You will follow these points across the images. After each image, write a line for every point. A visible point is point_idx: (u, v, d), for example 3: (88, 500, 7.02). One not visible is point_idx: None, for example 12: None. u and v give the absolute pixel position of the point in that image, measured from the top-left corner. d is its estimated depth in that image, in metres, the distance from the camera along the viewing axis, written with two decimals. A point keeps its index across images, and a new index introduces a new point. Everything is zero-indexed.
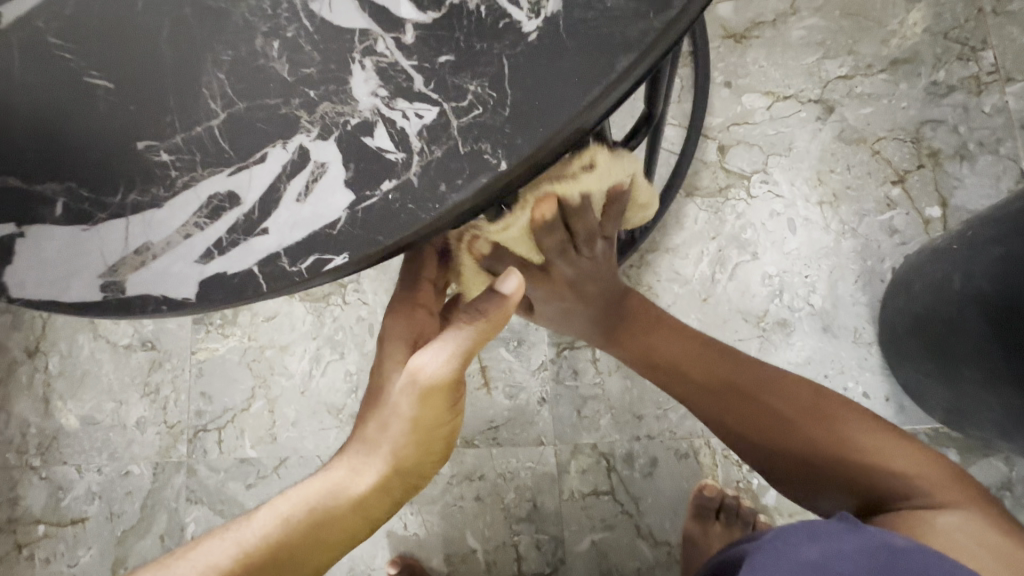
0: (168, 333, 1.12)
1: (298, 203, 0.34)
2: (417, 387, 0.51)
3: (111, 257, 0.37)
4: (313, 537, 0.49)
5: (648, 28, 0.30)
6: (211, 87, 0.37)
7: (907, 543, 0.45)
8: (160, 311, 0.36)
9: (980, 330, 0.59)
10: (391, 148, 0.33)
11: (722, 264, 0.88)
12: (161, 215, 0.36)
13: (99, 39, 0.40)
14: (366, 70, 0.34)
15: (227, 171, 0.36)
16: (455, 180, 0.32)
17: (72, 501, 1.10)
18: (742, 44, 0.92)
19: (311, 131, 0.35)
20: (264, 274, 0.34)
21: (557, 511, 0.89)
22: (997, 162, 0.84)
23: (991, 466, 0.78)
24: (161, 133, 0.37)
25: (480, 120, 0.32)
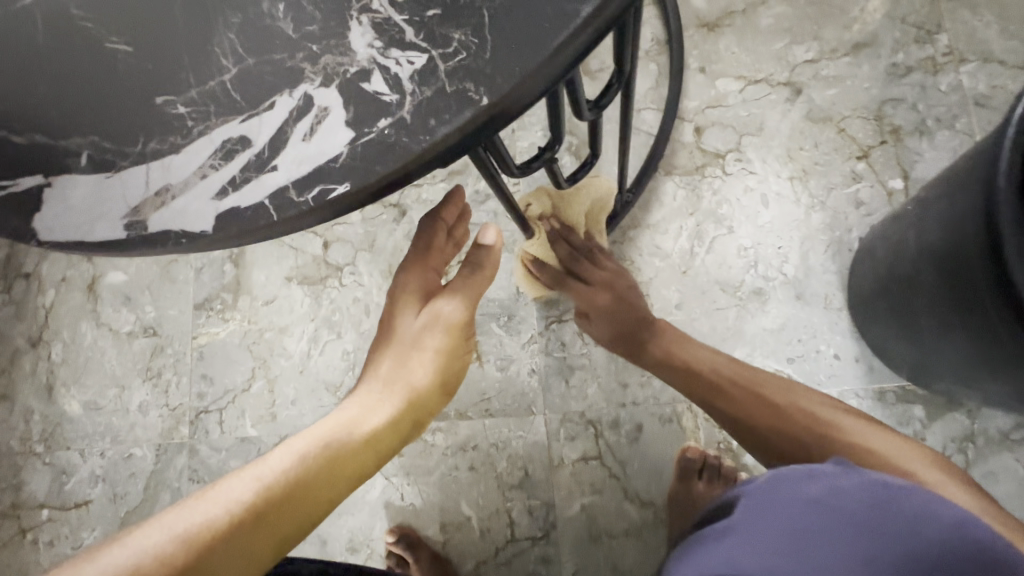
0: (169, 319, 1.16)
1: (304, 142, 0.38)
2: (439, 324, 0.72)
3: (134, 200, 0.41)
4: (331, 470, 0.59)
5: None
6: (222, 47, 0.41)
7: (905, 483, 0.48)
8: (179, 245, 0.40)
9: (929, 280, 0.64)
10: (386, 91, 0.38)
11: (700, 238, 0.93)
12: (180, 160, 0.41)
13: (120, 10, 0.44)
14: (363, 25, 0.39)
15: (239, 118, 0.40)
16: (443, 115, 0.36)
17: (76, 485, 1.12)
18: (715, 31, 0.98)
19: (315, 81, 0.39)
20: (275, 205, 0.38)
21: (548, 477, 0.93)
22: (953, 136, 0.89)
23: (955, 420, 0.82)
24: (177, 89, 0.42)
25: (464, 63, 0.36)
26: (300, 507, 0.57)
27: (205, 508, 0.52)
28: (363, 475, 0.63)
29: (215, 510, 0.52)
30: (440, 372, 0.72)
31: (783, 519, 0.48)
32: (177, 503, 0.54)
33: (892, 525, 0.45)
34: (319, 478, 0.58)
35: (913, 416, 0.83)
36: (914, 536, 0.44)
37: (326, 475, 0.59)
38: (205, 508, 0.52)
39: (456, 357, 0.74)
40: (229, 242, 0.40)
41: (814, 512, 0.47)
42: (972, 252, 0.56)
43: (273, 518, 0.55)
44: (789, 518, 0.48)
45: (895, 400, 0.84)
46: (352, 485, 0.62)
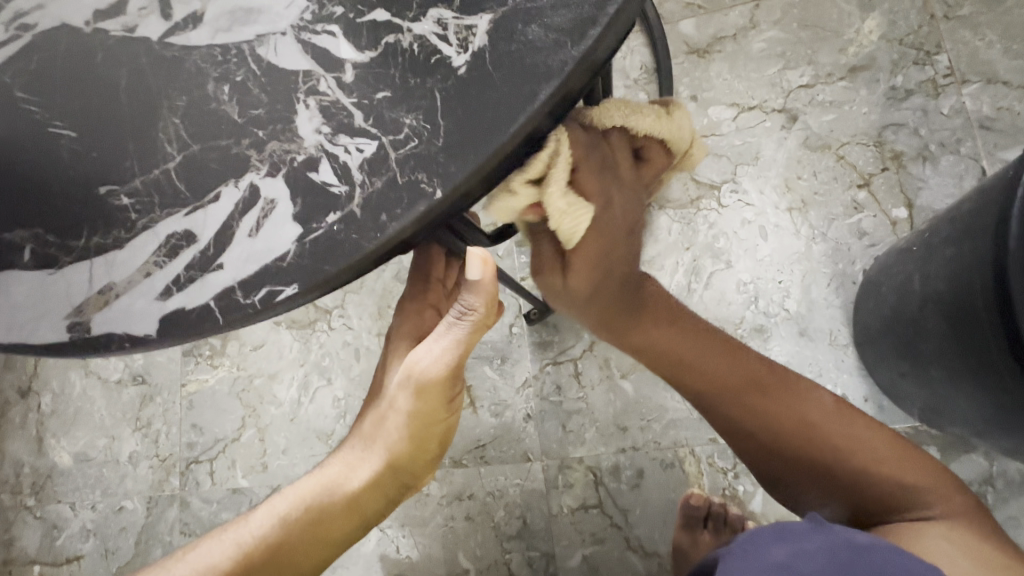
0: (158, 366, 1.13)
1: (250, 238, 0.38)
2: (411, 384, 0.56)
3: (76, 299, 0.40)
4: (311, 536, 0.55)
5: (567, 57, 0.34)
6: (167, 132, 0.40)
7: (870, 541, 0.47)
8: (122, 348, 0.40)
9: (937, 329, 0.61)
10: (335, 182, 0.37)
11: (697, 273, 0.89)
12: (123, 256, 0.40)
13: (63, 93, 0.42)
14: (310, 108, 0.38)
15: (183, 211, 0.39)
16: (394, 210, 0.36)
17: (67, 540, 1.10)
18: (705, 58, 0.95)
19: (261, 169, 0.38)
20: (220, 307, 0.38)
21: (547, 527, 0.89)
22: (959, 161, 0.85)
23: (973, 463, 0.78)
24: (121, 178, 0.40)
25: (415, 151, 0.36)
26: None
27: (183, 569, 0.53)
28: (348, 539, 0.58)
29: (190, 572, 0.53)
30: (422, 437, 0.57)
31: None
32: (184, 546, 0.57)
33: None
34: (299, 543, 0.55)
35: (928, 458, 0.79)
36: None
37: (307, 539, 0.55)
38: (182, 570, 0.53)
39: (439, 419, 0.58)
40: (175, 342, 0.39)
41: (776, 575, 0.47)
42: (984, 307, 0.52)
43: None
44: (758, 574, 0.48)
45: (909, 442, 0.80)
46: (342, 546, 0.57)
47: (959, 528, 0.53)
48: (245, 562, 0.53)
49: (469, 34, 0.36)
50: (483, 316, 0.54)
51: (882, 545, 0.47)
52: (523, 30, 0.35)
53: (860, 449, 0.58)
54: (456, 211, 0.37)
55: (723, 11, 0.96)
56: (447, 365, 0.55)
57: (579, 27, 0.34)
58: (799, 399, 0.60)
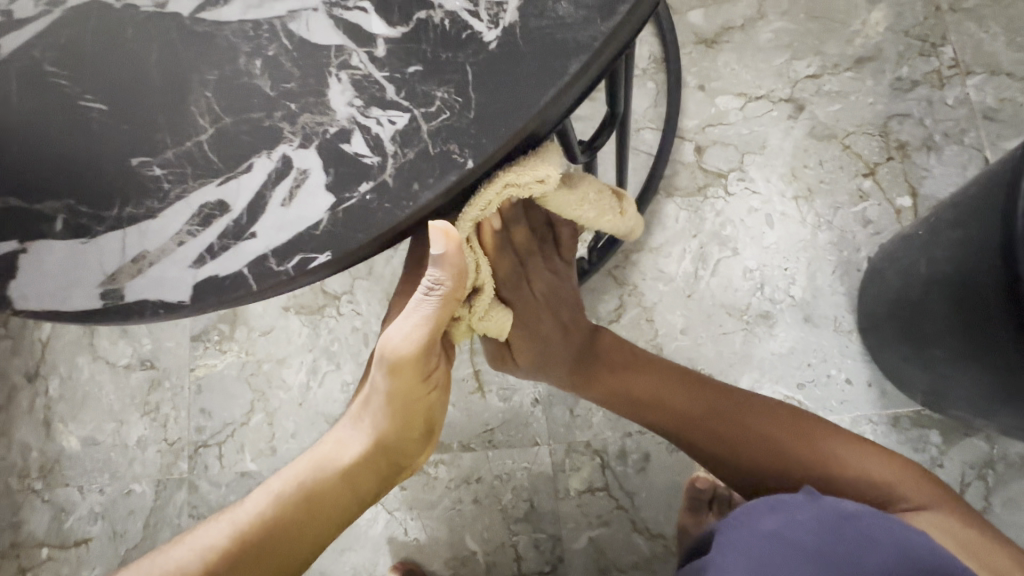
0: (166, 351, 1.14)
1: (283, 207, 0.39)
2: (385, 362, 0.55)
3: (109, 267, 0.41)
4: (307, 513, 0.58)
5: (596, 33, 0.35)
6: (198, 105, 0.41)
7: (857, 509, 0.49)
8: (156, 315, 0.41)
9: (939, 311, 0.62)
10: (367, 153, 0.38)
11: (704, 260, 0.90)
12: (156, 225, 0.40)
13: (94, 66, 0.43)
14: (342, 82, 0.39)
15: (216, 181, 0.40)
16: (426, 179, 0.37)
17: (75, 523, 1.10)
18: (713, 48, 0.96)
19: (293, 141, 0.39)
20: (254, 274, 0.39)
21: (554, 509, 0.90)
22: (962, 151, 0.87)
23: (974, 446, 0.80)
24: (154, 149, 0.41)
25: (447, 123, 0.37)
26: (274, 556, 0.56)
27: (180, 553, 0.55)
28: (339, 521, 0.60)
29: (187, 555, 0.55)
30: (404, 416, 0.59)
31: (739, 553, 0.49)
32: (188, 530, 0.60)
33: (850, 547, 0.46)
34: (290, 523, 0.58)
35: (929, 441, 0.81)
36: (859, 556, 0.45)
37: (302, 518, 0.58)
38: (179, 554, 0.55)
39: (417, 398, 0.58)
40: (207, 310, 0.40)
41: (771, 546, 0.48)
42: (990, 289, 0.53)
43: (246, 563, 0.55)
44: (753, 547, 0.48)
45: (911, 426, 0.81)
46: (337, 525, 0.60)
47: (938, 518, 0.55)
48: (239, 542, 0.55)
49: (499, 10, 0.37)
50: (450, 290, 0.49)
51: (870, 513, 0.49)
52: (553, 7, 0.36)
53: (828, 457, 0.61)
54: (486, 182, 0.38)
55: (731, 1, 0.96)
56: (419, 341, 0.53)
57: (607, 5, 0.36)
58: (756, 413, 0.65)
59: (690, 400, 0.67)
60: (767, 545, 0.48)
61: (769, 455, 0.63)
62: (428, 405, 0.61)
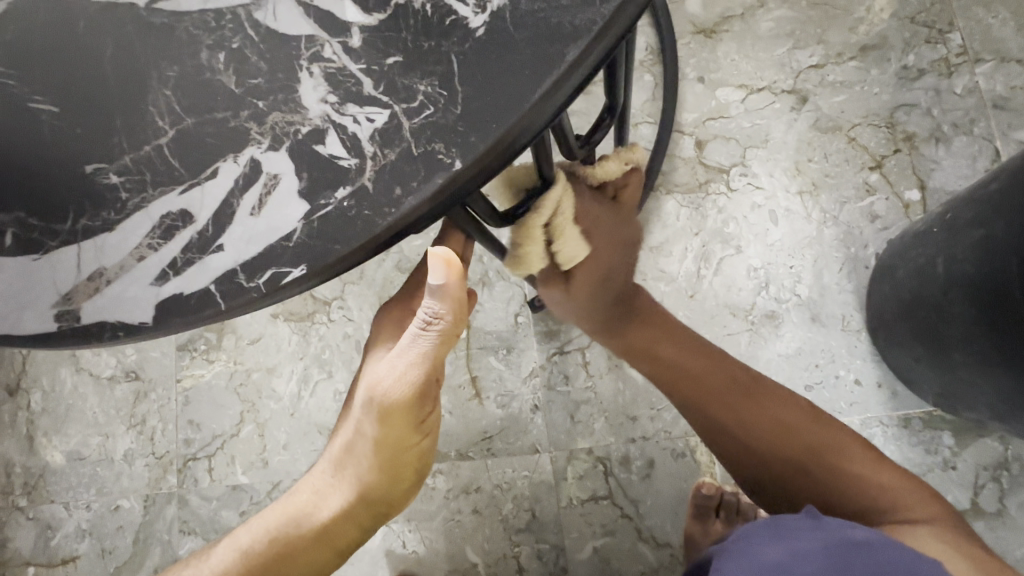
0: (152, 361, 1.10)
1: (251, 217, 0.36)
2: (375, 406, 0.52)
3: (64, 286, 0.38)
4: (283, 562, 0.58)
5: (595, 15, 0.32)
6: (158, 104, 0.37)
7: (866, 536, 0.47)
8: (115, 338, 0.37)
9: (963, 313, 0.60)
10: (344, 155, 0.35)
11: (707, 259, 0.87)
12: (113, 239, 0.37)
13: (42, 64, 0.39)
14: (314, 76, 0.36)
15: (178, 189, 0.36)
16: (410, 183, 0.34)
17: (61, 540, 1.07)
18: (712, 38, 0.92)
19: (262, 143, 0.36)
20: (222, 292, 0.36)
21: (556, 518, 0.88)
22: (972, 142, 0.84)
23: (987, 447, 0.78)
24: (110, 155, 0.37)
25: (431, 119, 0.34)
26: None
27: None
28: (317, 568, 0.60)
29: None
30: (390, 465, 0.56)
31: None
32: (189, 559, 0.64)
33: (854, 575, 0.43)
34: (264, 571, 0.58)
35: (941, 443, 0.78)
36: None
37: (282, 563, 0.58)
38: None
39: (407, 445, 0.56)
40: (173, 331, 0.37)
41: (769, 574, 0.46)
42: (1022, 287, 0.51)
43: None
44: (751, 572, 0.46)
45: (922, 427, 0.79)
46: (315, 570, 0.60)
47: (946, 531, 0.53)
48: None
49: None
50: (449, 325, 0.49)
51: (880, 542, 0.46)
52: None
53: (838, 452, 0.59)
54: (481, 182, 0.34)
55: None
56: (410, 384, 0.51)
57: None
58: (778, 394, 0.62)
59: (707, 368, 0.63)
60: (764, 572, 0.46)
61: (783, 443, 0.59)
62: (419, 451, 0.59)
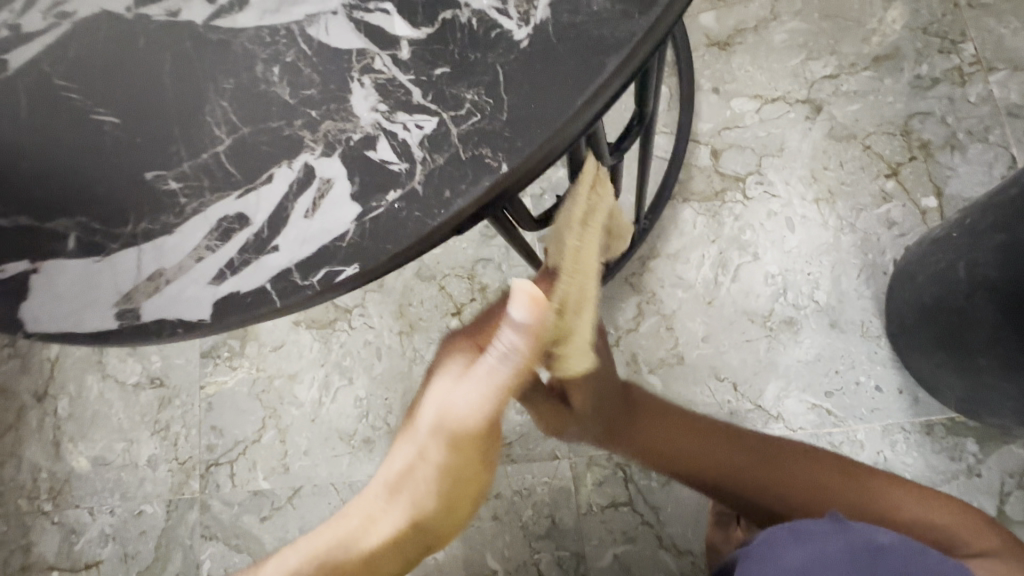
0: (176, 368, 1.12)
1: (305, 219, 0.38)
2: (443, 434, 0.46)
3: (124, 286, 0.40)
4: None
5: (634, 27, 0.34)
6: (215, 115, 0.40)
7: (890, 540, 0.48)
8: (175, 334, 0.40)
9: (986, 317, 0.60)
10: (394, 160, 0.37)
11: (724, 266, 0.88)
12: (173, 241, 0.40)
13: (104, 79, 0.42)
14: (365, 87, 0.38)
15: (234, 194, 0.39)
16: (458, 186, 0.36)
17: (85, 545, 1.08)
18: (726, 51, 0.94)
19: (315, 150, 0.38)
20: (277, 290, 0.38)
21: (576, 525, 0.88)
22: (988, 149, 0.85)
23: (1012, 453, 0.77)
24: (169, 162, 0.40)
25: (478, 126, 0.36)
26: None
27: None
28: None
29: None
30: (449, 500, 0.48)
31: None
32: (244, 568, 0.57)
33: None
34: None
35: (965, 449, 0.78)
36: None
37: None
38: None
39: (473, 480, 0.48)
40: (229, 328, 0.39)
41: None
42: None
43: None
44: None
45: (945, 433, 0.79)
46: None
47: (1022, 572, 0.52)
48: None
49: (529, 7, 0.36)
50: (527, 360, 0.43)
51: (902, 546, 0.47)
52: (586, 2, 0.35)
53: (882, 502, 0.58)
54: (520, 188, 0.36)
55: (743, 3, 0.95)
56: (484, 416, 0.44)
57: None
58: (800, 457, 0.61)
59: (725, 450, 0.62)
60: None
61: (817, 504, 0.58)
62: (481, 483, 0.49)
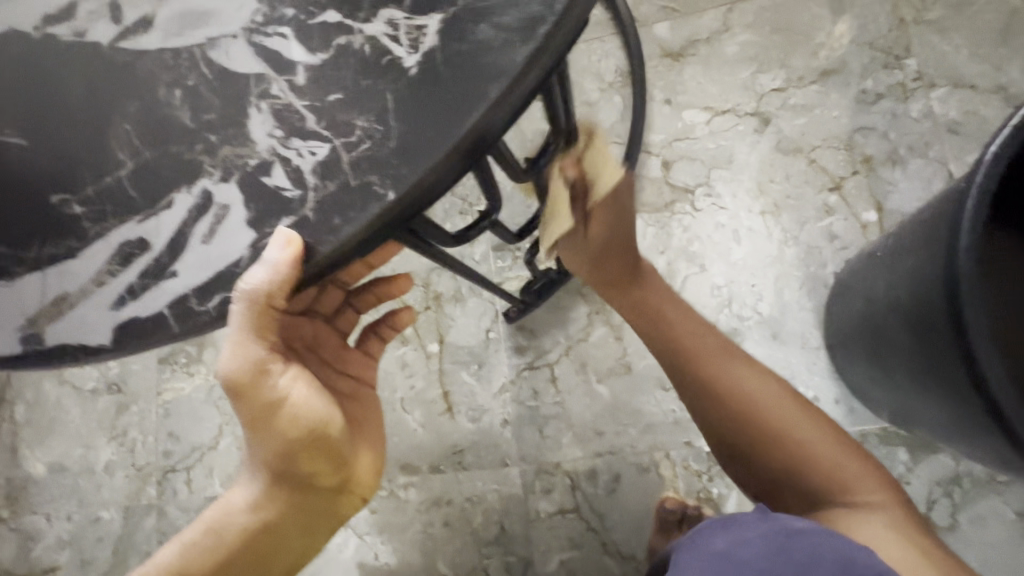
0: (134, 374, 1.12)
1: (203, 244, 0.40)
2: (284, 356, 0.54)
3: (31, 308, 0.43)
4: (260, 529, 0.61)
5: (514, 58, 0.35)
6: (118, 139, 0.42)
7: (806, 526, 0.48)
8: (80, 357, 0.42)
9: (899, 336, 0.62)
10: (288, 186, 0.39)
11: (672, 277, 0.89)
12: (78, 265, 0.42)
13: (14, 104, 0.44)
14: (262, 112, 0.40)
15: (136, 219, 0.41)
16: (347, 212, 0.38)
17: (42, 551, 1.08)
18: (679, 62, 0.95)
19: (213, 174, 0.40)
20: (175, 315, 0.40)
21: (524, 532, 0.89)
22: (927, 165, 0.86)
23: (940, 462, 0.79)
24: (75, 186, 0.42)
25: (366, 153, 0.38)
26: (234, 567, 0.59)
27: None
28: (289, 522, 0.61)
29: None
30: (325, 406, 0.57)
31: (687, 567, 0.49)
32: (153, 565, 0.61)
33: (790, 560, 0.45)
34: (247, 539, 0.60)
35: (896, 458, 0.80)
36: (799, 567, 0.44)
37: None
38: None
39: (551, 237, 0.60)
40: (131, 352, 0.41)
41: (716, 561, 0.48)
42: (943, 331, 0.52)
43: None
44: (704, 565, 0.48)
45: (878, 442, 0.81)
46: (284, 523, 0.61)
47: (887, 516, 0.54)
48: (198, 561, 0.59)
49: (420, 34, 0.37)
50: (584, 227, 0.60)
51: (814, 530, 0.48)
52: (472, 31, 0.37)
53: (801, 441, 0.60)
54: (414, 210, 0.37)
55: (696, 14, 0.96)
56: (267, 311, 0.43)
57: (527, 29, 0.35)
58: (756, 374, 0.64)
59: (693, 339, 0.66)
60: (712, 561, 0.48)
61: (753, 429, 0.61)
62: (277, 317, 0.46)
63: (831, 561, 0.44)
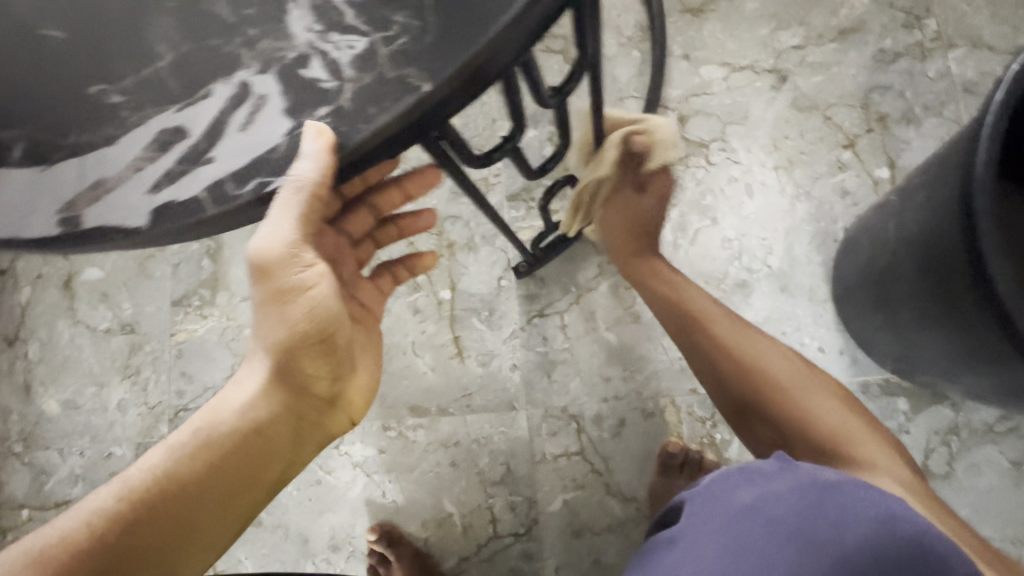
0: (147, 316, 1.14)
1: (242, 131, 0.40)
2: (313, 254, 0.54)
3: (67, 193, 0.42)
4: (250, 447, 0.57)
5: None
6: (159, 31, 0.41)
7: (835, 477, 0.49)
8: (113, 240, 0.41)
9: (908, 271, 0.63)
10: (325, 77, 0.39)
11: (684, 229, 0.90)
12: (115, 153, 0.41)
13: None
14: (300, 7, 0.39)
15: (175, 108, 0.40)
16: (383, 103, 0.37)
17: (55, 485, 1.11)
18: (698, 17, 0.95)
19: (252, 67, 0.39)
20: (210, 198, 0.39)
21: (530, 474, 0.91)
22: (941, 124, 0.87)
23: (939, 413, 0.81)
24: (112, 77, 0.41)
25: (404, 47, 0.37)
26: (212, 491, 0.54)
27: (63, 523, 0.49)
28: (279, 439, 0.59)
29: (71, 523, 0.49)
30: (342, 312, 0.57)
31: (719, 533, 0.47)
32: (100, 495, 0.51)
33: (827, 516, 0.45)
34: (231, 456, 0.56)
35: (896, 408, 0.82)
36: (837, 525, 0.44)
37: (225, 491, 0.55)
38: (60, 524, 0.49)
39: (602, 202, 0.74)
40: (162, 237, 0.41)
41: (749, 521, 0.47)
42: (958, 268, 0.54)
43: (172, 507, 0.52)
44: (733, 526, 0.47)
45: (879, 392, 0.83)
46: (276, 439, 0.59)
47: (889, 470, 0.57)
48: (170, 485, 0.52)
49: None
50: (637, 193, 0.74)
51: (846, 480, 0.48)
52: None
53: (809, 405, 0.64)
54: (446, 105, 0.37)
55: None
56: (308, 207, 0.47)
57: None
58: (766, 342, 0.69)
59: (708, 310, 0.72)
60: (745, 520, 0.47)
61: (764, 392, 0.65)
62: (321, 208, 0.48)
63: (871, 513, 0.44)
